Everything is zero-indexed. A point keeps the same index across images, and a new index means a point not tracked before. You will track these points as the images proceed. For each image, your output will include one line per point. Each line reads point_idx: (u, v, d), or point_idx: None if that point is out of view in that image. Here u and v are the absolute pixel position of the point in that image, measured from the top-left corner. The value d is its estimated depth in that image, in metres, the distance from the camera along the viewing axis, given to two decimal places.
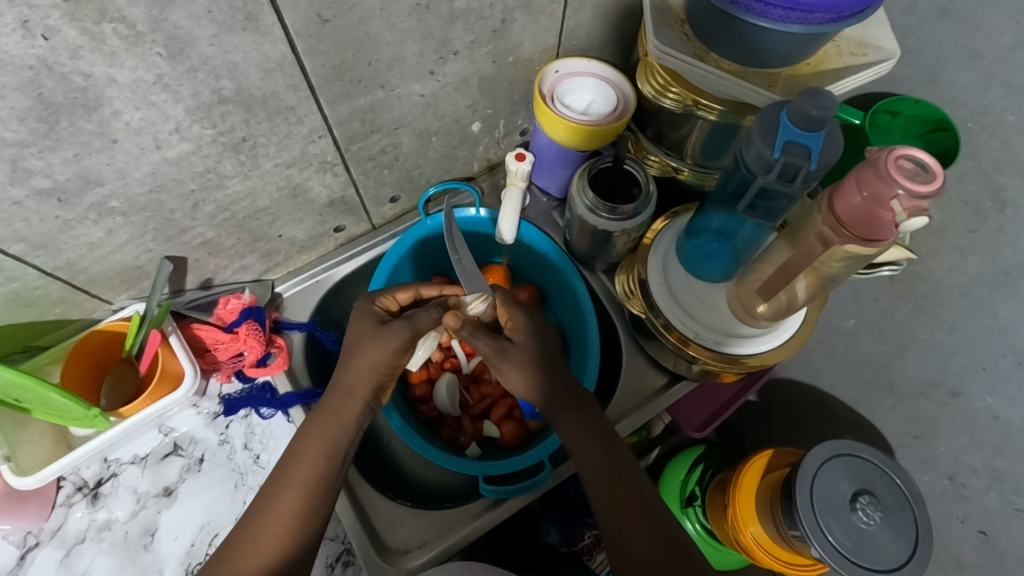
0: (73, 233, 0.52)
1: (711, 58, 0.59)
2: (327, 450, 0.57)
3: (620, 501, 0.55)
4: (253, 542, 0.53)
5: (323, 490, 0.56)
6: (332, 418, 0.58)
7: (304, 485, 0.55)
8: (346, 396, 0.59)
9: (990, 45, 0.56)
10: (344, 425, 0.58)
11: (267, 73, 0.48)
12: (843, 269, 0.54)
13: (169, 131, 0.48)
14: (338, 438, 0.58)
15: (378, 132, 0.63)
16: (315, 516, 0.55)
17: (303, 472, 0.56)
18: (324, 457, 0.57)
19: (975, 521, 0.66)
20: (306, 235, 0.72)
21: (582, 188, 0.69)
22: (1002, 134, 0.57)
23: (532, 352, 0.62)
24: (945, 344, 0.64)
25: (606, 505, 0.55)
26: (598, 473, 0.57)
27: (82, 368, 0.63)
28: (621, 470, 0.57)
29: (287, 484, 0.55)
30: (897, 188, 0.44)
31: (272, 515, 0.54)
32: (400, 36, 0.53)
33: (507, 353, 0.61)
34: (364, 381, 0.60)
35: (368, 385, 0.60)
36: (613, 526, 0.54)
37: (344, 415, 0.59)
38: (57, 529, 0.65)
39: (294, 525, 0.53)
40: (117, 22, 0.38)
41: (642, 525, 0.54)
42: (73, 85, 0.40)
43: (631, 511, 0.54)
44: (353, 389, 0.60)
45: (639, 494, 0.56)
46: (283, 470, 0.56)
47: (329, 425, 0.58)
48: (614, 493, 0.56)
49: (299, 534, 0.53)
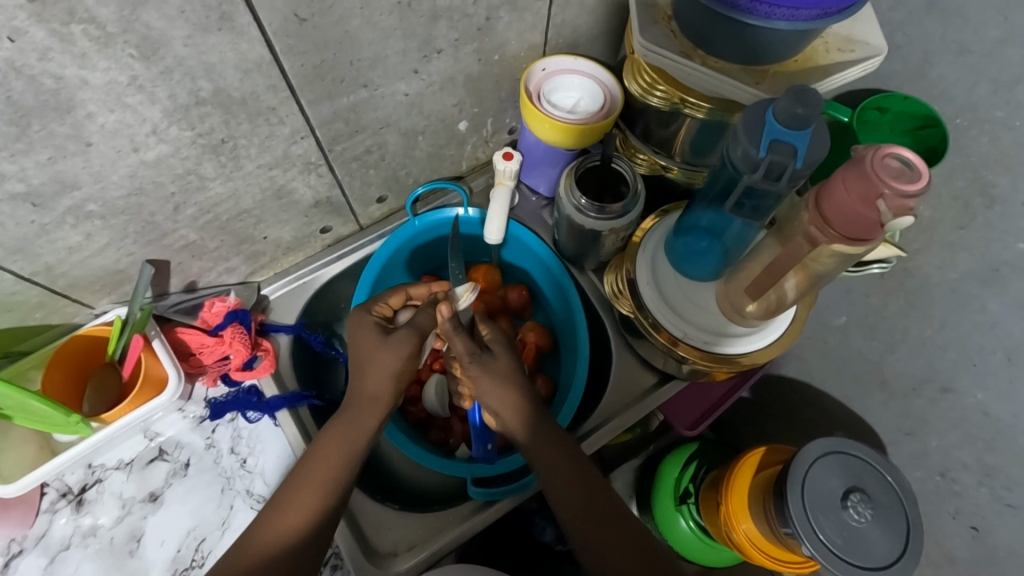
0: (51, 238, 0.51)
1: (697, 54, 0.58)
2: (343, 454, 0.56)
3: (600, 515, 0.57)
4: (267, 532, 0.53)
5: (337, 492, 0.56)
6: (353, 424, 0.58)
7: (316, 488, 0.55)
8: (367, 404, 0.58)
9: (977, 41, 0.55)
10: (363, 431, 0.58)
11: (246, 74, 0.48)
12: (834, 265, 0.53)
13: (146, 133, 0.47)
14: (356, 443, 0.57)
15: (362, 132, 0.62)
16: (326, 517, 0.55)
17: (320, 477, 0.55)
18: (341, 462, 0.56)
19: (966, 516, 0.67)
20: (292, 236, 0.71)
21: (569, 187, 0.68)
22: (990, 130, 0.56)
23: (512, 368, 0.60)
24: (935, 341, 0.64)
25: (585, 519, 0.57)
26: (580, 491, 0.57)
27: (65, 373, 0.62)
28: (600, 487, 0.59)
29: (299, 485, 0.55)
30: (881, 186, 0.44)
31: (287, 513, 0.54)
32: (382, 34, 0.52)
33: (484, 362, 0.59)
34: (386, 390, 0.59)
35: (388, 391, 0.59)
36: (592, 540, 0.56)
37: (369, 422, 0.58)
38: (41, 536, 0.64)
39: (308, 524, 0.54)
40: (87, 23, 0.37)
41: (619, 538, 0.56)
42: (43, 87, 0.40)
43: (610, 525, 0.57)
44: (376, 397, 0.58)
45: (620, 515, 0.58)
46: (299, 471, 0.56)
47: (348, 430, 0.57)
48: (594, 509, 0.57)
49: (312, 534, 0.54)
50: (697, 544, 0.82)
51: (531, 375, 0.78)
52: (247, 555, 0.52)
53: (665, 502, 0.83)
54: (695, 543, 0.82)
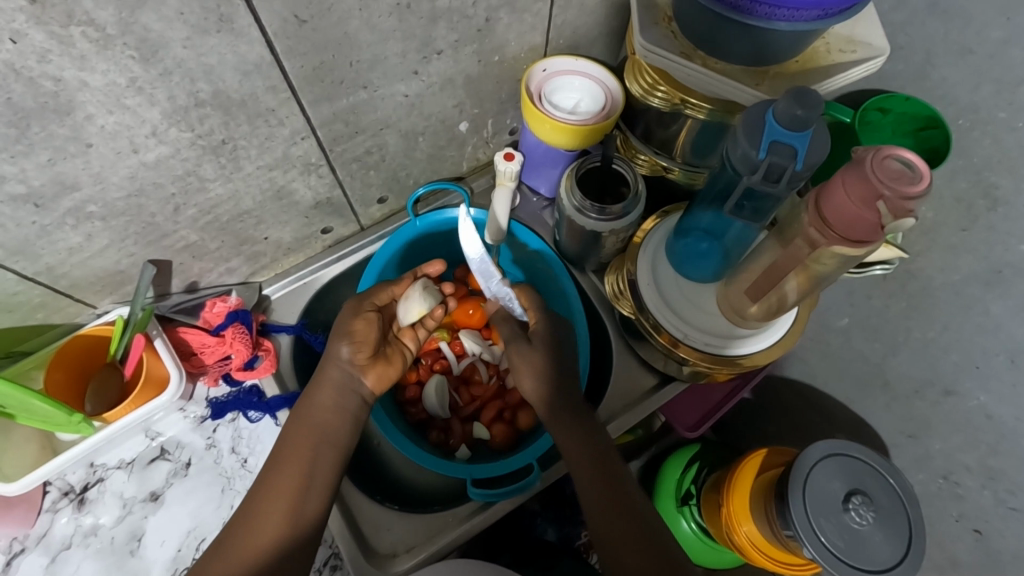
0: (51, 239, 0.51)
1: (697, 56, 0.58)
2: (314, 436, 0.59)
3: (609, 506, 0.57)
4: (249, 531, 0.54)
5: (317, 476, 0.57)
6: (311, 412, 0.60)
7: (294, 471, 0.56)
8: (319, 388, 0.61)
9: (980, 41, 0.54)
10: (326, 418, 0.60)
11: (245, 75, 0.48)
12: (835, 266, 0.53)
13: (145, 134, 0.47)
14: (323, 422, 0.59)
15: (363, 133, 0.63)
16: (309, 501, 0.56)
17: (298, 461, 0.57)
18: (312, 444, 0.58)
19: (969, 519, 0.66)
20: (292, 237, 0.72)
21: (569, 188, 0.68)
22: (992, 132, 0.56)
23: (547, 356, 0.63)
24: (939, 343, 0.63)
25: (603, 507, 0.57)
26: (595, 477, 0.58)
27: (66, 373, 0.62)
28: (613, 470, 0.59)
29: (277, 471, 0.57)
30: (880, 188, 0.44)
31: (267, 514, 0.54)
32: (380, 36, 0.52)
33: (522, 347, 0.64)
34: (334, 375, 0.61)
35: (339, 366, 0.61)
36: (606, 527, 0.56)
37: (323, 400, 0.60)
38: (43, 535, 0.64)
39: (290, 507, 0.55)
40: (86, 25, 0.38)
41: (626, 527, 0.56)
42: (42, 89, 0.40)
43: (619, 514, 0.57)
44: (322, 379, 0.61)
45: (628, 499, 0.58)
46: (274, 466, 0.57)
47: (311, 419, 0.59)
48: (608, 495, 0.58)
49: (296, 517, 0.55)
50: (698, 545, 0.82)
51: (516, 408, 0.76)
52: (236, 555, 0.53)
53: (666, 503, 0.83)
54: (695, 543, 0.82)
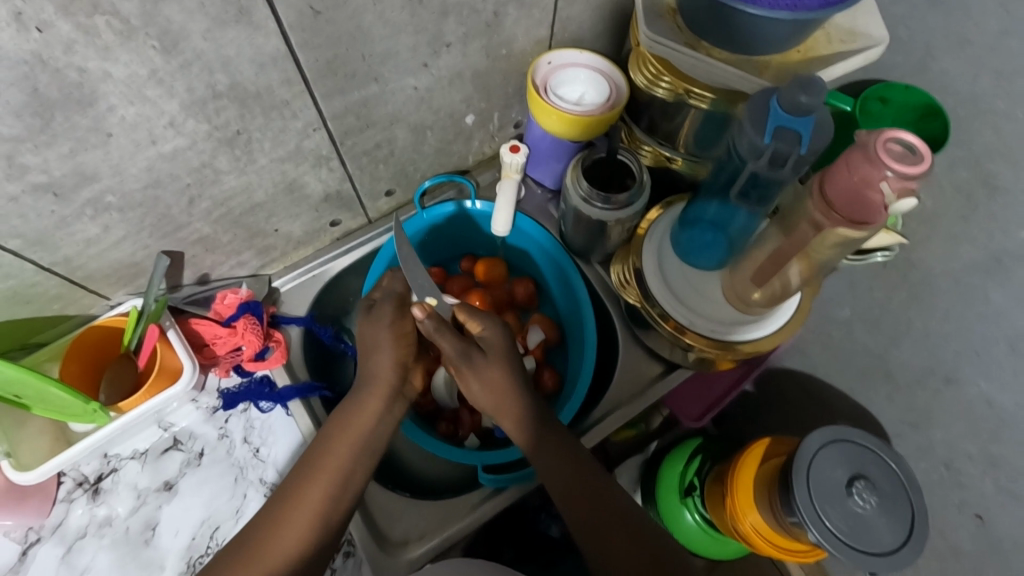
0: (70, 230, 0.52)
1: (702, 47, 0.59)
2: (355, 438, 0.58)
3: (606, 520, 0.58)
4: (276, 528, 0.54)
5: (352, 478, 0.57)
6: (355, 413, 0.60)
7: (332, 474, 0.56)
8: (368, 391, 0.61)
9: (979, 33, 0.55)
10: (367, 421, 0.60)
11: (261, 68, 0.49)
12: (835, 253, 0.55)
13: (163, 125, 0.48)
14: (365, 425, 0.59)
15: (373, 127, 0.64)
16: (341, 501, 0.56)
17: (334, 463, 0.57)
18: (352, 449, 0.58)
19: (970, 505, 0.67)
20: (302, 231, 0.73)
21: (576, 178, 0.69)
22: (992, 121, 0.57)
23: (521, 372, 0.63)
24: (939, 332, 0.64)
25: (600, 521, 0.58)
26: (596, 494, 0.59)
27: (82, 365, 0.63)
28: (613, 489, 0.61)
29: (312, 474, 0.56)
30: (885, 170, 0.46)
31: (298, 510, 0.55)
32: (393, 30, 0.53)
33: (472, 361, 0.62)
34: (386, 374, 0.62)
35: (389, 371, 0.63)
36: (598, 539, 0.58)
37: (370, 403, 0.61)
38: (58, 525, 0.65)
39: (321, 508, 0.55)
40: (110, 15, 0.39)
41: (616, 540, 0.57)
42: (67, 80, 0.41)
43: (617, 528, 0.58)
44: (376, 379, 0.62)
45: (626, 515, 0.59)
46: (311, 464, 0.57)
47: (353, 422, 0.59)
48: (600, 509, 0.59)
49: (323, 517, 0.55)
50: (702, 538, 0.83)
51: (537, 369, 0.78)
52: (263, 552, 0.53)
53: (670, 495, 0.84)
54: (699, 536, 0.82)
